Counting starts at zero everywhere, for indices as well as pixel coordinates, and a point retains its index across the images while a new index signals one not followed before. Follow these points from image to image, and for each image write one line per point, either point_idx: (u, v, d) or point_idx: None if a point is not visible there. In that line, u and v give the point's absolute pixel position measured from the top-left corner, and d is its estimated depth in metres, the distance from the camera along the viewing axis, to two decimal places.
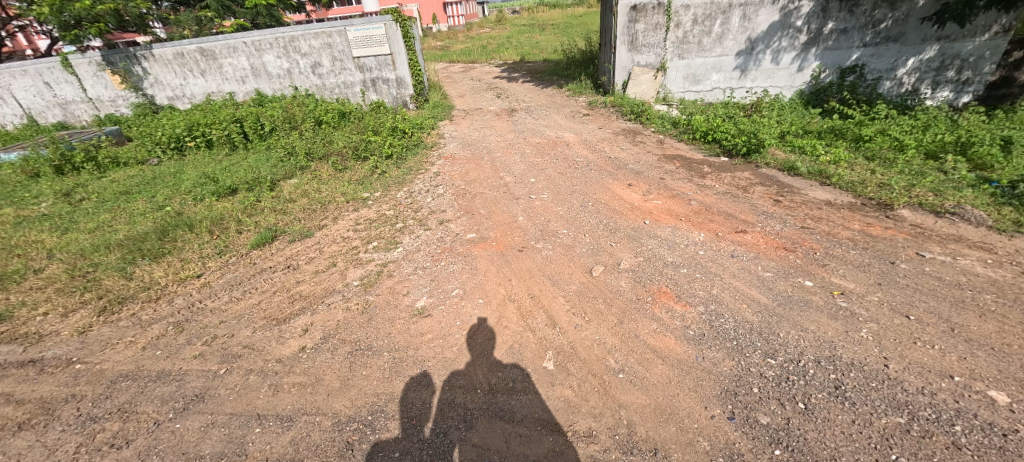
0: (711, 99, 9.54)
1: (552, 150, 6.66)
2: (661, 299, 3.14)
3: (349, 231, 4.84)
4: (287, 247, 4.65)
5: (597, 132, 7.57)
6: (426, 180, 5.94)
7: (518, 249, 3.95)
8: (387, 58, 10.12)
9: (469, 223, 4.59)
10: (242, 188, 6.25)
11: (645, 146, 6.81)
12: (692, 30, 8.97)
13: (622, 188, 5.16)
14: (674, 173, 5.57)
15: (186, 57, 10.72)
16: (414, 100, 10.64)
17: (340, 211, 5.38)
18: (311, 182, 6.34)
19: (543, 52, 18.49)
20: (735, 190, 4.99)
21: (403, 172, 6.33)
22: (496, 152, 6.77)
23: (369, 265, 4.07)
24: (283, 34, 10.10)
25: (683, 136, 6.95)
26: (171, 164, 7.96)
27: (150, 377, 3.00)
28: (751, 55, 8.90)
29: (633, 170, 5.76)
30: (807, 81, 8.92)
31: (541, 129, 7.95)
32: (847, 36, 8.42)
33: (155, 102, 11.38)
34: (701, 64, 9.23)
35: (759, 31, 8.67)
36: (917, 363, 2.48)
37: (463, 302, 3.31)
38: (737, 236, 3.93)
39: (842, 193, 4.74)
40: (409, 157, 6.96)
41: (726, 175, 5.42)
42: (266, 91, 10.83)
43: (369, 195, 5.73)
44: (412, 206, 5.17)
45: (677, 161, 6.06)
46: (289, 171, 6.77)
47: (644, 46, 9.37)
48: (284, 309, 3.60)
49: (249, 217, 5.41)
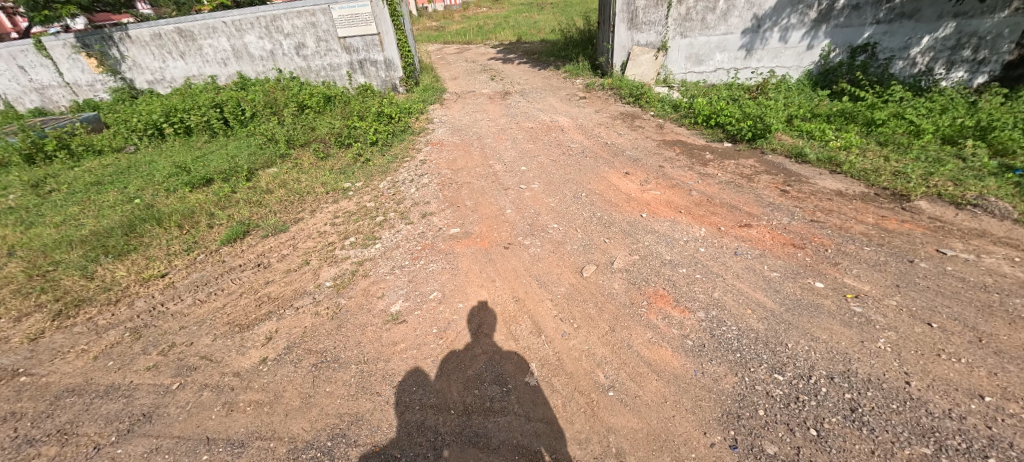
0: (714, 80, 9.09)
1: (545, 136, 6.29)
2: (658, 303, 2.85)
3: (326, 224, 4.53)
4: (259, 243, 4.34)
5: (594, 116, 7.18)
6: (411, 168, 5.60)
7: (504, 245, 3.64)
8: (374, 38, 9.61)
9: (453, 217, 4.28)
10: (217, 178, 5.90)
11: (644, 131, 6.45)
12: (695, 6, 8.46)
13: (619, 177, 4.83)
14: (674, 160, 5.23)
15: (164, 38, 10.21)
16: (404, 83, 10.17)
17: (318, 202, 5.04)
18: (290, 171, 5.99)
19: (541, 32, 17.80)
20: (739, 179, 4.66)
21: (387, 160, 5.98)
22: (486, 138, 6.40)
23: (344, 264, 3.77)
24: (264, 13, 9.59)
25: (684, 121, 6.58)
26: (147, 153, 7.59)
27: (97, 392, 2.75)
28: (757, 33, 8.43)
29: (631, 158, 5.40)
30: (815, 61, 8.46)
31: (536, 113, 7.56)
32: (859, 12, 7.94)
33: (135, 87, 10.92)
34: (704, 43, 8.75)
35: (766, 7, 8.18)
36: (942, 379, 2.21)
37: (441, 307, 3.03)
38: (742, 231, 3.63)
39: (854, 182, 4.42)
40: (395, 144, 6.59)
41: (729, 163, 5.08)
42: (249, 74, 10.35)
43: (350, 185, 5.39)
44: (394, 198, 4.84)
45: (677, 147, 5.70)
46: (268, 160, 6.41)
47: (645, 23, 8.85)
48: (249, 314, 3.32)
49: (221, 210, 5.09)
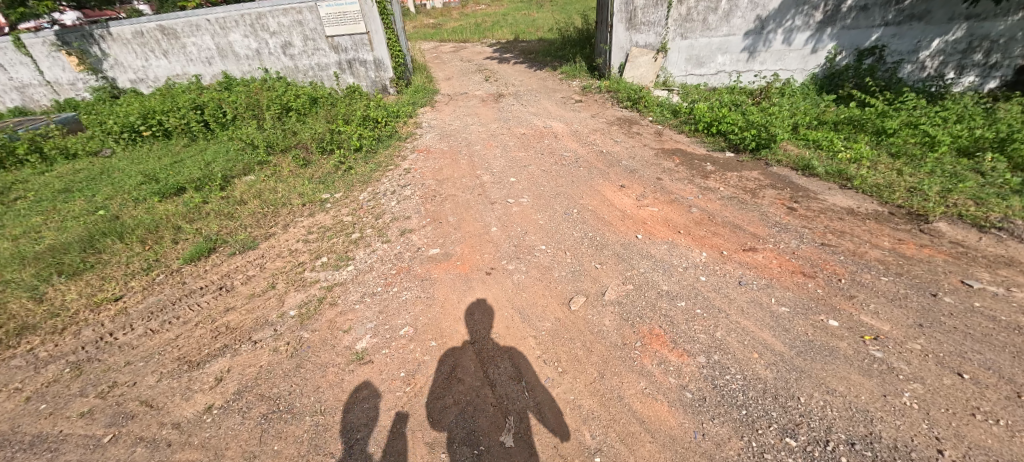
0: (716, 83, 8.76)
1: (538, 143, 5.97)
2: (653, 344, 2.54)
3: (299, 241, 4.21)
4: (225, 262, 4.02)
5: (590, 122, 6.85)
6: (394, 178, 5.28)
7: (486, 271, 3.33)
8: (363, 37, 9.26)
9: (434, 235, 3.95)
10: (189, 186, 5.57)
11: (641, 138, 6.13)
12: (697, 6, 8.12)
13: (614, 191, 4.52)
14: (673, 172, 4.92)
15: (146, 36, 9.83)
16: (395, 84, 9.82)
17: (293, 216, 4.71)
18: (268, 180, 5.67)
19: (538, 31, 17.44)
20: (742, 194, 4.35)
21: (370, 168, 5.66)
22: (475, 145, 6.08)
23: (312, 289, 3.46)
24: (249, 11, 9.22)
25: (684, 127, 6.26)
26: (122, 157, 7.25)
27: (21, 444, 2.44)
28: (761, 35, 8.10)
29: (627, 168, 5.08)
30: (820, 64, 8.15)
31: (529, 117, 7.23)
32: (867, 14, 7.62)
33: (117, 86, 10.55)
34: (705, 45, 8.41)
35: (771, 8, 7.85)
36: (980, 447, 1.91)
37: (412, 345, 2.72)
38: (746, 256, 3.32)
39: (866, 199, 4.12)
40: (380, 150, 6.27)
41: (732, 175, 4.78)
42: (235, 74, 10.00)
43: (329, 196, 5.08)
44: (373, 212, 4.53)
45: (676, 157, 5.39)
46: (246, 167, 6.08)
47: (644, 24, 8.50)
48: (203, 348, 3.00)
49: (189, 223, 4.76)
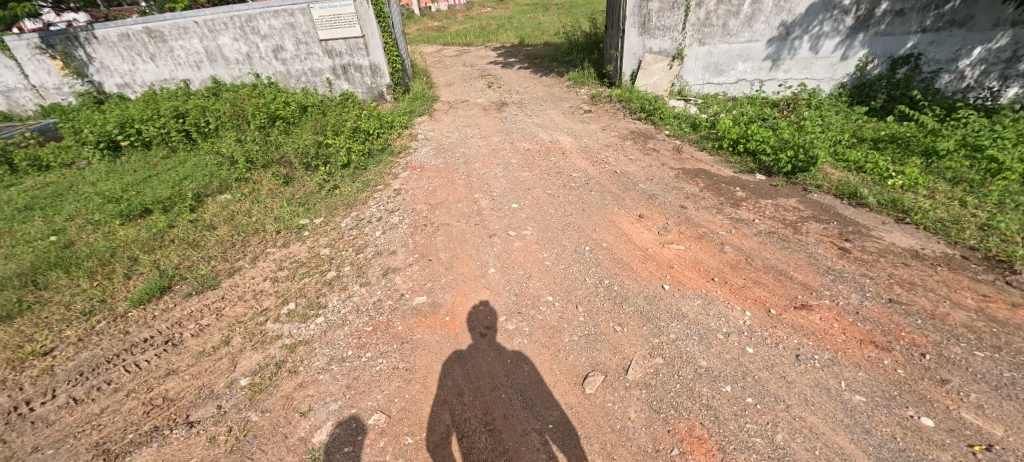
0: (735, 92, 8.13)
1: (544, 160, 5.39)
2: (695, 454, 1.93)
3: (266, 279, 3.64)
4: (177, 306, 3.46)
5: (600, 136, 6.26)
6: (382, 201, 4.70)
7: (480, 332, 2.73)
8: (358, 41, 8.68)
9: (421, 278, 3.36)
10: (157, 207, 5.01)
11: (658, 156, 5.53)
12: (717, 10, 7.49)
13: (631, 222, 3.92)
14: (698, 198, 4.31)
15: (132, 39, 9.35)
16: (392, 90, 9.25)
17: (265, 246, 4.14)
18: (244, 200, 5.12)
19: (544, 34, 16.87)
20: (782, 229, 3.73)
21: (356, 188, 5.08)
22: (474, 162, 5.50)
23: (272, 348, 2.88)
24: (238, 13, 8.69)
25: (706, 144, 5.66)
26: (96, 170, 6.72)
27: None
28: (785, 41, 7.49)
29: (645, 193, 4.49)
30: (850, 73, 7.52)
31: (534, 129, 6.64)
32: (903, 19, 6.97)
33: (104, 90, 10.08)
34: (725, 51, 7.79)
35: (797, 12, 7.22)
36: None
37: (382, 442, 2.11)
38: (799, 316, 2.71)
39: (931, 237, 3.50)
40: (369, 167, 5.69)
41: (766, 204, 4.16)
42: (224, 79, 9.49)
43: (308, 221, 4.51)
44: (354, 244, 3.95)
45: (700, 179, 4.79)
46: (222, 185, 5.55)
47: (658, 29, 7.90)
48: (127, 430, 2.43)
49: (149, 253, 4.21)
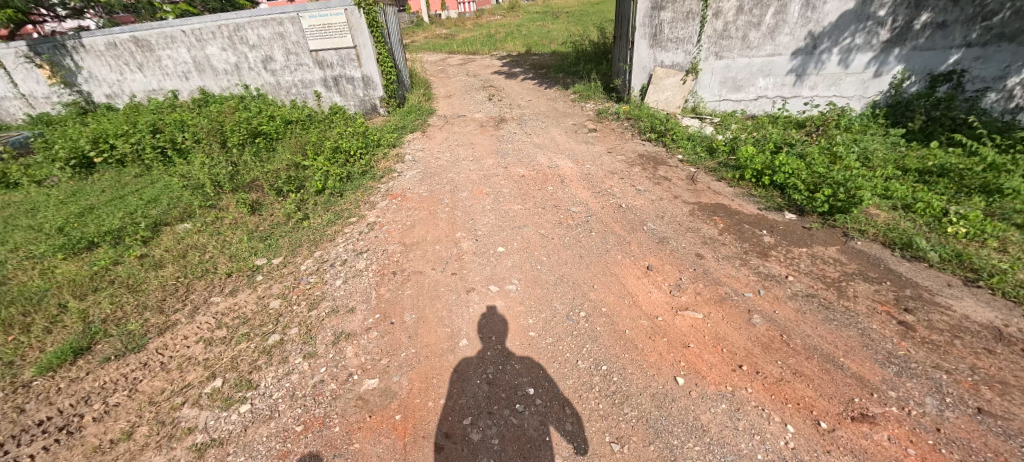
0: (756, 110, 7.43)
1: (540, 189, 4.77)
2: None
3: (199, 341, 3.07)
4: (89, 374, 2.90)
5: (605, 160, 5.63)
6: (353, 238, 4.12)
7: (437, 442, 2.11)
8: (350, 52, 8.16)
9: (376, 350, 2.76)
10: (105, 238, 4.48)
11: (670, 186, 4.89)
12: (736, 21, 6.82)
13: (637, 277, 3.27)
14: (718, 244, 3.65)
15: (120, 47, 8.99)
16: (386, 103, 8.70)
17: (211, 293, 3.58)
18: (203, 231, 4.58)
19: (552, 44, 16.29)
20: (822, 291, 3.06)
21: (327, 221, 4.51)
22: (462, 190, 4.91)
23: (179, 448, 2.29)
24: (226, 21, 8.24)
25: (725, 173, 4.99)
26: (62, 189, 6.25)
27: None
28: (811, 55, 6.80)
29: (653, 235, 3.84)
30: (883, 90, 6.78)
31: (533, 151, 6.03)
32: (945, 32, 6.23)
33: (93, 100, 9.75)
34: (744, 65, 7.10)
35: (826, 23, 6.53)
36: None
37: None
38: (858, 433, 2.04)
39: (1015, 310, 2.79)
40: (346, 193, 5.13)
41: (801, 255, 3.48)
42: (213, 90, 9.07)
43: (265, 261, 3.95)
44: (310, 296, 3.37)
45: (718, 217, 4.13)
46: (184, 211, 5.02)
47: (671, 40, 7.26)
48: None
49: (81, 298, 3.67)
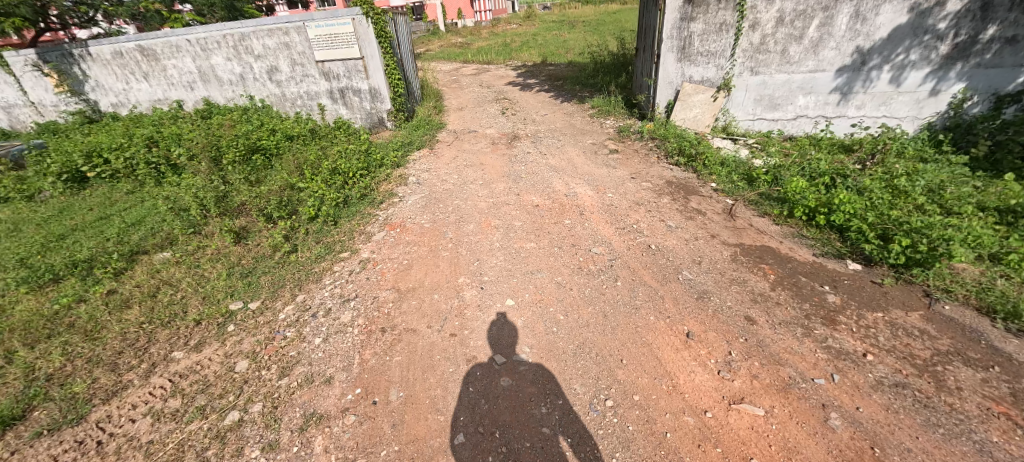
0: (794, 130, 6.76)
1: (556, 223, 4.22)
2: None
3: (146, 415, 2.57)
4: (14, 455, 2.42)
5: (629, 188, 5.05)
6: (341, 280, 3.61)
7: None
8: (357, 63, 7.76)
9: (351, 444, 2.21)
10: (73, 270, 4.06)
11: (705, 221, 4.27)
12: (775, 33, 6.18)
13: (675, 349, 2.67)
14: (771, 304, 3.03)
15: (126, 57, 8.78)
16: (393, 117, 8.27)
17: (174, 348, 3.10)
18: (181, 265, 4.14)
19: (568, 54, 15.81)
20: (914, 379, 2.42)
21: (316, 255, 4.02)
22: (468, 221, 4.38)
23: None
24: (231, 30, 7.94)
25: (769, 207, 4.35)
26: (49, 206, 5.90)
27: None
28: (859, 71, 6.13)
29: (691, 289, 3.23)
30: (941, 111, 6.06)
31: (549, 175, 5.48)
32: (1015, 48, 5.51)
33: (99, 109, 9.57)
34: (782, 82, 6.45)
35: (878, 37, 5.86)
36: None
37: None
38: None
39: None
40: (341, 221, 4.65)
41: (876, 323, 2.85)
42: (218, 101, 8.79)
43: (240, 306, 3.46)
44: (283, 357, 2.86)
45: (767, 266, 3.50)
46: (166, 239, 4.60)
47: (701, 54, 6.66)
48: None
49: (30, 346, 3.21)
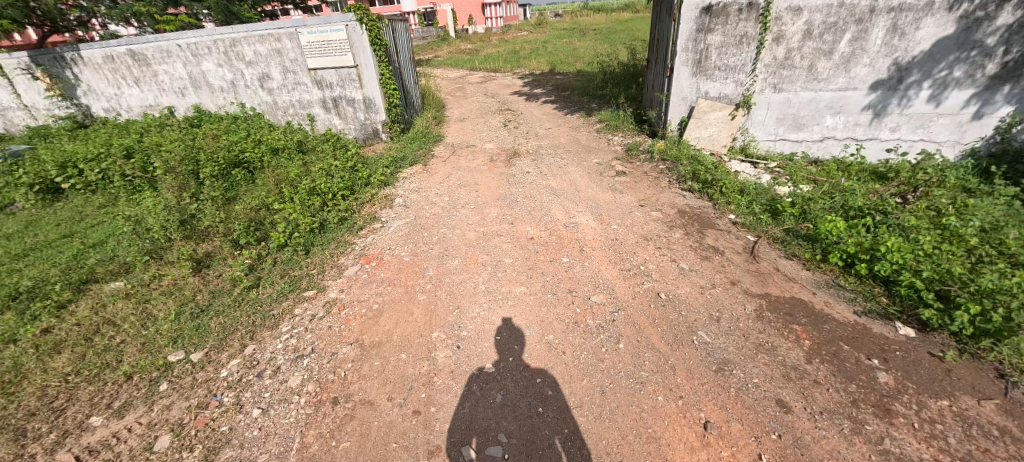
0: (820, 152, 6.16)
1: (552, 261, 3.70)
2: None
3: None
4: None
5: (637, 218, 4.52)
6: (300, 328, 3.13)
7: None
8: (351, 72, 7.35)
9: None
10: (11, 302, 3.63)
11: (724, 263, 3.72)
12: (801, 47, 5.62)
13: (689, 448, 2.11)
14: (808, 383, 2.46)
15: (117, 61, 8.50)
16: (389, 128, 7.85)
17: (92, 412, 2.63)
18: (130, 300, 3.69)
19: (578, 62, 15.36)
20: None
21: (279, 293, 3.55)
22: (453, 255, 3.88)
23: None
24: (221, 36, 7.59)
25: (798, 248, 3.79)
26: (14, 220, 5.53)
27: None
28: (895, 90, 5.54)
29: (708, 357, 2.67)
30: (986, 135, 5.46)
31: (548, 200, 4.98)
32: None
33: (91, 114, 9.31)
34: (808, 100, 5.88)
35: (917, 52, 5.29)
36: None
37: None
38: None
39: None
40: (313, 250, 4.18)
41: (944, 416, 2.27)
42: (209, 108, 8.45)
43: (180, 357, 2.99)
44: (211, 434, 2.37)
45: (800, 327, 2.94)
46: (122, 266, 4.18)
47: (719, 68, 6.10)
48: None
49: None
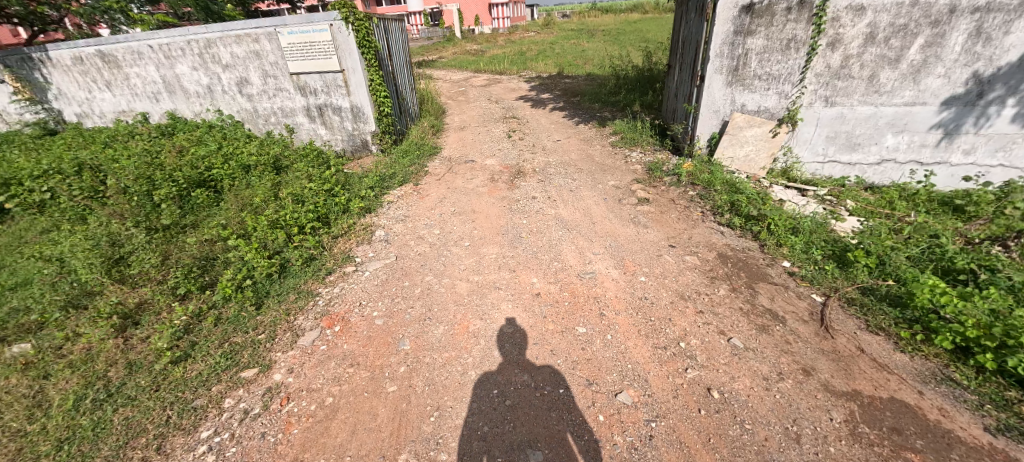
0: (876, 177, 5.27)
1: (564, 333, 2.86)
2: None
3: None
4: None
5: (668, 264, 3.66)
6: (225, 433, 2.32)
7: None
8: (337, 77, 6.58)
9: None
10: None
11: (788, 337, 2.85)
12: (861, 53, 4.73)
13: None
14: None
15: (87, 62, 7.79)
16: (379, 140, 7.05)
17: None
18: (26, 374, 2.89)
19: (588, 65, 14.49)
20: None
21: (211, 369, 2.76)
22: (438, 319, 3.05)
23: None
24: (196, 36, 6.83)
25: (882, 318, 2.92)
26: None
27: None
28: (973, 106, 4.63)
29: None
30: None
31: (557, 236, 4.13)
32: None
33: (63, 120, 8.62)
34: (866, 116, 4.99)
35: (1006, 62, 4.36)
36: None
37: None
38: None
39: None
40: (267, 302, 3.39)
41: None
42: (184, 114, 7.70)
43: None
44: None
45: (917, 457, 2.07)
46: (32, 321, 3.34)
47: (759, 77, 5.21)
48: None
49: None
